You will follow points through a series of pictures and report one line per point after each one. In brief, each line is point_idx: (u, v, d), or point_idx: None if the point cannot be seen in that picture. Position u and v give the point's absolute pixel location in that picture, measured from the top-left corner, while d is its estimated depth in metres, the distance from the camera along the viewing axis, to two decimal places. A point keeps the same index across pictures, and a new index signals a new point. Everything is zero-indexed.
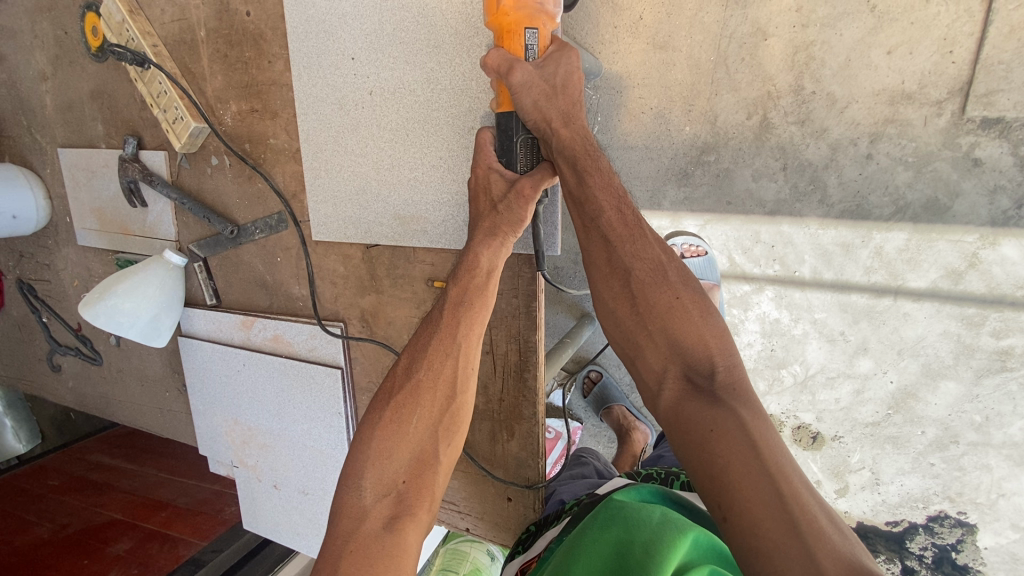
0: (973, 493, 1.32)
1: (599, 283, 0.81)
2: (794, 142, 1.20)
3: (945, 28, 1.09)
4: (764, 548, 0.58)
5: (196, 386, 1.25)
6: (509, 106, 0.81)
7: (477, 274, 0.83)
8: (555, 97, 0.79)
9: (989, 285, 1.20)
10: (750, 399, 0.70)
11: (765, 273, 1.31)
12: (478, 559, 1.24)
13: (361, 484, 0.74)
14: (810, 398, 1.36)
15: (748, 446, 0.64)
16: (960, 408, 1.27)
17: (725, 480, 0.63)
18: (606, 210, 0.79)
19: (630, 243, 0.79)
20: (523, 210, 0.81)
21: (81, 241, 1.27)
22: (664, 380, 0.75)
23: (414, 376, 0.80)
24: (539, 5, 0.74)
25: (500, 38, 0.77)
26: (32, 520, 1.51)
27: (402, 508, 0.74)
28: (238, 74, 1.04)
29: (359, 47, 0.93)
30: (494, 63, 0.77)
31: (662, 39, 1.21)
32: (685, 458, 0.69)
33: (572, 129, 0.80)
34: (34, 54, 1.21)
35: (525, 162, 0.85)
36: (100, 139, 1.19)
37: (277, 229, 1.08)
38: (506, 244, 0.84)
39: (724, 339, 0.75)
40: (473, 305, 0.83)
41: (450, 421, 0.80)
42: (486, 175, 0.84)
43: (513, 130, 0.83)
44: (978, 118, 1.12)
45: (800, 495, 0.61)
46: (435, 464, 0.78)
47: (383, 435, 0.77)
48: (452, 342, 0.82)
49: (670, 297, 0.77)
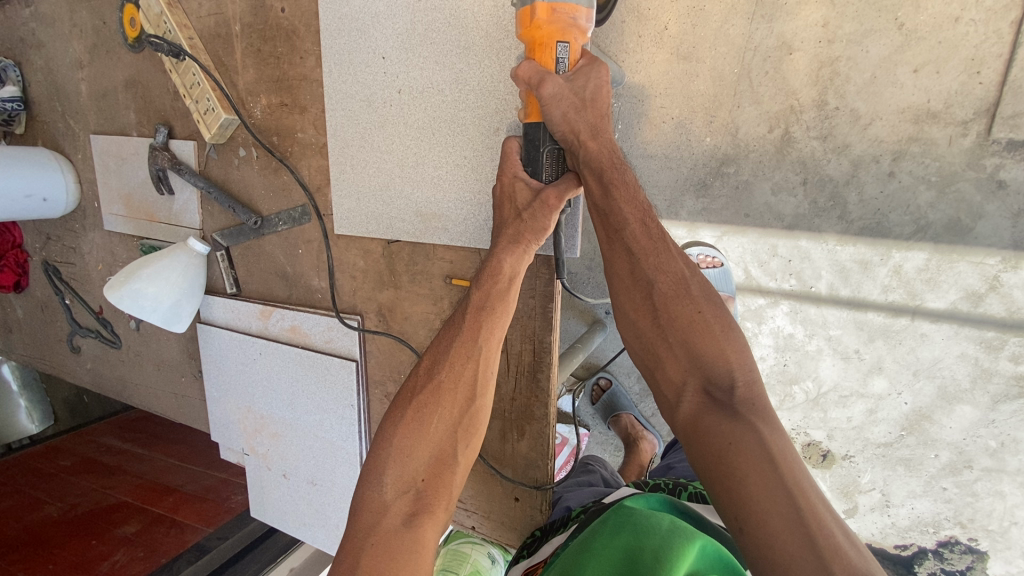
0: (985, 520, 1.29)
1: (621, 294, 0.82)
2: (815, 157, 1.20)
3: (974, 48, 1.08)
4: (780, 561, 0.58)
5: (212, 373, 1.27)
6: (537, 117, 0.82)
7: (500, 279, 0.84)
8: (583, 110, 0.80)
9: (1009, 309, 1.18)
10: (770, 414, 0.70)
11: (781, 287, 1.31)
12: (480, 560, 1.16)
13: (382, 480, 0.75)
14: (822, 416, 1.35)
15: (767, 460, 0.64)
16: (975, 433, 1.25)
17: (744, 493, 0.63)
18: (631, 221, 0.80)
19: (653, 256, 0.80)
20: (546, 220, 0.82)
21: (108, 226, 1.30)
22: (683, 393, 0.75)
23: (435, 377, 0.81)
24: (571, 19, 0.75)
25: (532, 50, 0.79)
26: (44, 498, 1.54)
27: (420, 506, 0.74)
28: (270, 68, 1.06)
29: (390, 46, 0.95)
30: (525, 75, 0.78)
31: (686, 50, 1.21)
32: (702, 469, 0.69)
33: (599, 142, 0.82)
34: (72, 43, 1.24)
35: (551, 172, 0.86)
36: (132, 127, 1.22)
37: (300, 222, 1.10)
38: (528, 251, 0.85)
39: (745, 355, 0.75)
40: (494, 310, 0.84)
41: (469, 422, 0.81)
42: (512, 183, 0.86)
43: (540, 141, 0.84)
44: (1004, 139, 1.11)
45: (818, 510, 0.62)
46: (453, 464, 0.79)
47: (404, 433, 0.78)
48: (473, 345, 0.83)
49: (691, 311, 0.77)
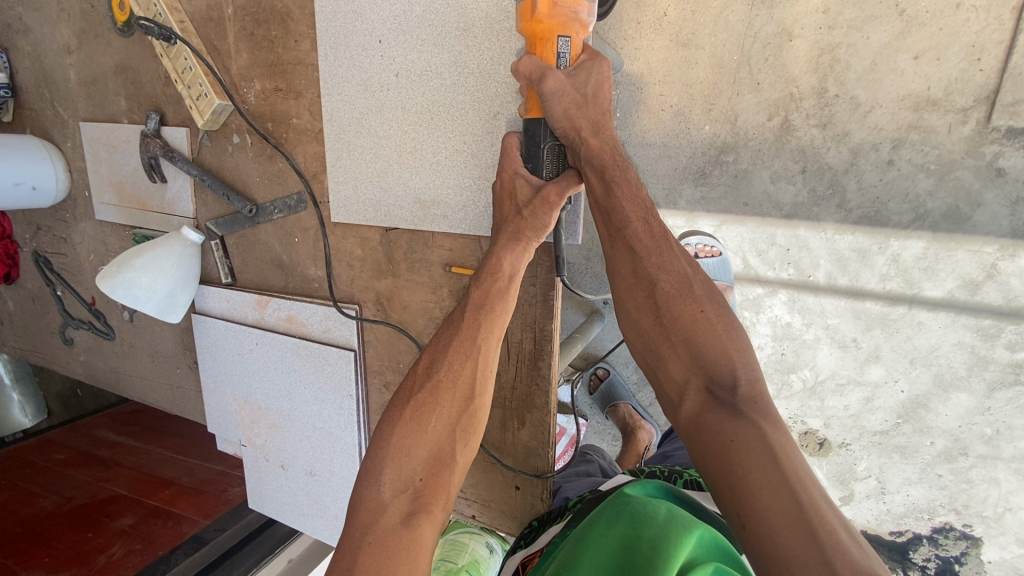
0: (979, 506, 1.31)
1: (623, 293, 0.81)
2: (815, 145, 1.19)
3: (974, 35, 1.07)
4: (781, 555, 0.58)
5: (207, 364, 1.25)
6: (538, 113, 0.81)
7: (500, 278, 0.83)
8: (585, 106, 0.79)
9: (1006, 297, 1.19)
10: (772, 413, 0.69)
11: (779, 276, 1.30)
12: (478, 550, 1.11)
13: (380, 479, 0.75)
14: (819, 404, 1.35)
15: (769, 457, 0.64)
16: (971, 420, 1.26)
17: (744, 489, 0.63)
18: (633, 221, 0.80)
19: (655, 255, 0.79)
20: (547, 217, 0.82)
21: (99, 215, 1.28)
22: (685, 391, 0.75)
23: (434, 377, 0.80)
24: (573, 13, 0.74)
25: (533, 44, 0.78)
26: (38, 491, 1.52)
27: (418, 505, 0.74)
28: (264, 53, 1.04)
29: (387, 29, 0.93)
30: (526, 69, 0.77)
31: (685, 36, 1.20)
32: (703, 466, 0.69)
33: (601, 138, 0.81)
34: (60, 28, 1.21)
35: (552, 168, 0.85)
36: (123, 113, 1.20)
37: (296, 210, 1.09)
38: (529, 249, 0.84)
39: (747, 354, 0.74)
40: (494, 309, 0.83)
41: (467, 422, 0.80)
42: (512, 180, 0.85)
43: (540, 138, 0.83)
44: (1003, 127, 1.11)
45: (818, 505, 0.61)
46: (451, 464, 0.78)
47: (402, 432, 0.77)
48: (472, 345, 0.82)
49: (694, 310, 0.76)
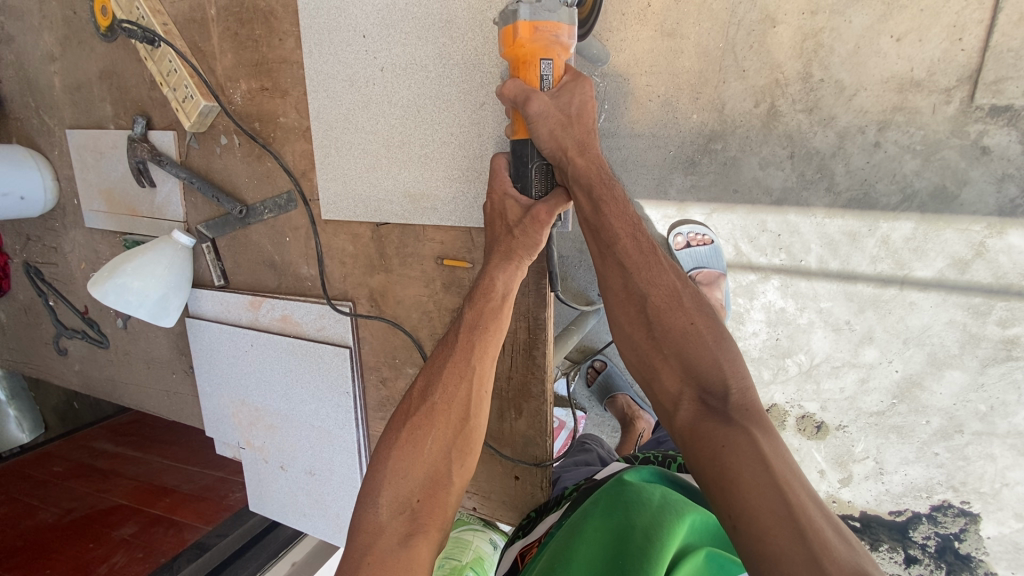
0: (976, 482, 1.32)
1: (615, 306, 0.82)
2: (802, 130, 1.20)
3: (955, 15, 1.09)
4: (770, 553, 0.57)
5: (203, 369, 1.25)
6: (524, 134, 0.81)
7: (493, 297, 0.84)
8: (570, 126, 0.79)
9: (995, 274, 1.20)
10: (763, 422, 0.69)
11: (771, 262, 1.31)
12: (482, 547, 1.13)
13: (378, 501, 0.75)
14: (815, 387, 1.36)
15: (759, 459, 0.63)
16: (965, 398, 1.27)
17: (736, 490, 0.62)
18: (622, 236, 0.81)
19: (645, 270, 0.80)
20: (537, 235, 0.82)
21: (88, 223, 1.27)
22: (679, 402, 0.74)
23: (428, 399, 0.80)
24: (554, 36, 0.74)
25: (517, 68, 0.78)
26: (36, 504, 1.51)
27: (416, 525, 0.74)
28: (248, 52, 1.04)
29: (370, 24, 0.93)
30: (511, 93, 0.77)
31: (670, 26, 1.20)
32: (698, 474, 0.68)
33: (587, 157, 0.81)
34: (43, 35, 1.21)
35: (541, 187, 0.85)
36: (109, 119, 1.19)
37: (286, 209, 1.09)
38: (521, 267, 0.85)
39: (737, 363, 0.75)
40: (487, 329, 0.83)
41: (464, 441, 0.80)
42: (502, 201, 0.85)
43: (528, 158, 0.83)
44: (987, 105, 1.12)
45: (807, 506, 0.60)
46: (448, 484, 0.78)
47: (399, 455, 0.78)
48: (466, 365, 0.82)
49: (685, 322, 0.77)
